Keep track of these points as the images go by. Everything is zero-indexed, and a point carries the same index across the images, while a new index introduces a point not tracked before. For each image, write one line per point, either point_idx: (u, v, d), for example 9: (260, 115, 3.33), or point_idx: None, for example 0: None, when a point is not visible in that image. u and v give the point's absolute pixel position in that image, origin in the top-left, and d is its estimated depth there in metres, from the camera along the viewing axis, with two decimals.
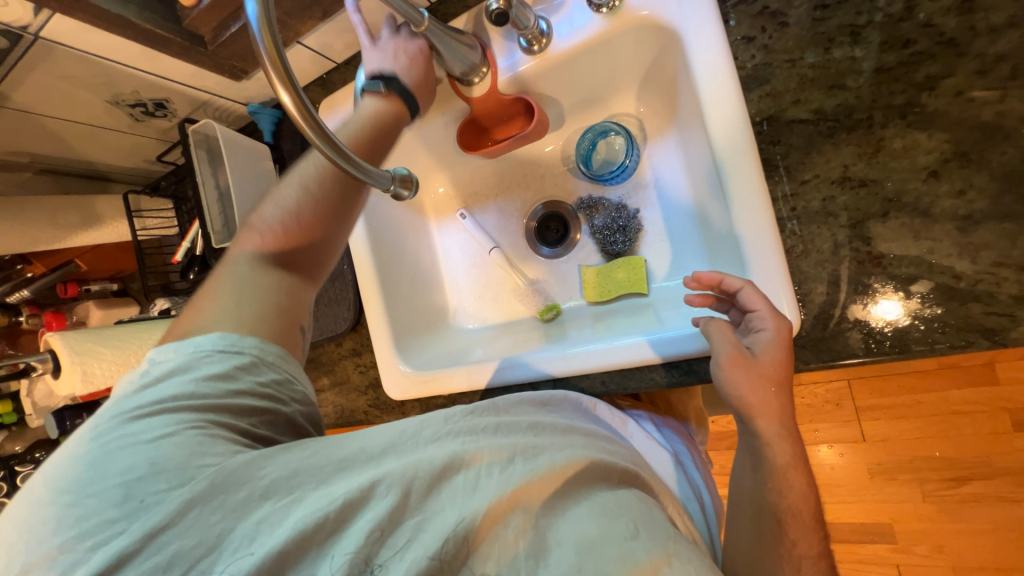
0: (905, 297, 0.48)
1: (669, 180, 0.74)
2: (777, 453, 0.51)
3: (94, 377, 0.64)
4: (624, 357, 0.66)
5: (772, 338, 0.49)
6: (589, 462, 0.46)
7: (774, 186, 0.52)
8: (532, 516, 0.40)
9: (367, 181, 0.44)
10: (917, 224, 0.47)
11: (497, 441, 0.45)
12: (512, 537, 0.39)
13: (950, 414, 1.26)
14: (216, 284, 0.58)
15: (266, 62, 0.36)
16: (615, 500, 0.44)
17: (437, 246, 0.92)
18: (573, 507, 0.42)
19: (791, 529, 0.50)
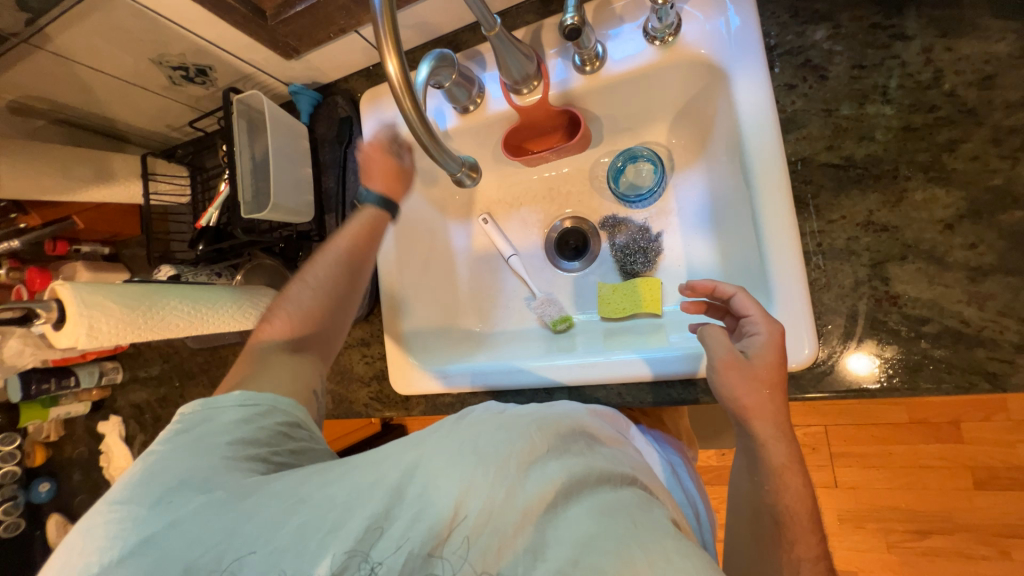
0: (917, 336, 0.51)
1: (692, 210, 0.78)
2: (774, 454, 0.53)
3: (99, 333, 0.62)
4: (618, 373, 0.67)
5: (765, 341, 0.53)
6: (589, 467, 0.45)
7: (803, 222, 0.55)
8: (529, 516, 0.40)
9: (437, 159, 0.48)
10: (931, 270, 0.51)
11: (493, 442, 0.44)
12: (509, 531, 0.39)
13: (918, 467, 1.32)
14: (246, 354, 0.64)
15: (380, 31, 0.40)
16: (615, 497, 0.43)
17: (454, 247, 0.93)
18: (573, 506, 0.42)
19: (790, 532, 0.52)
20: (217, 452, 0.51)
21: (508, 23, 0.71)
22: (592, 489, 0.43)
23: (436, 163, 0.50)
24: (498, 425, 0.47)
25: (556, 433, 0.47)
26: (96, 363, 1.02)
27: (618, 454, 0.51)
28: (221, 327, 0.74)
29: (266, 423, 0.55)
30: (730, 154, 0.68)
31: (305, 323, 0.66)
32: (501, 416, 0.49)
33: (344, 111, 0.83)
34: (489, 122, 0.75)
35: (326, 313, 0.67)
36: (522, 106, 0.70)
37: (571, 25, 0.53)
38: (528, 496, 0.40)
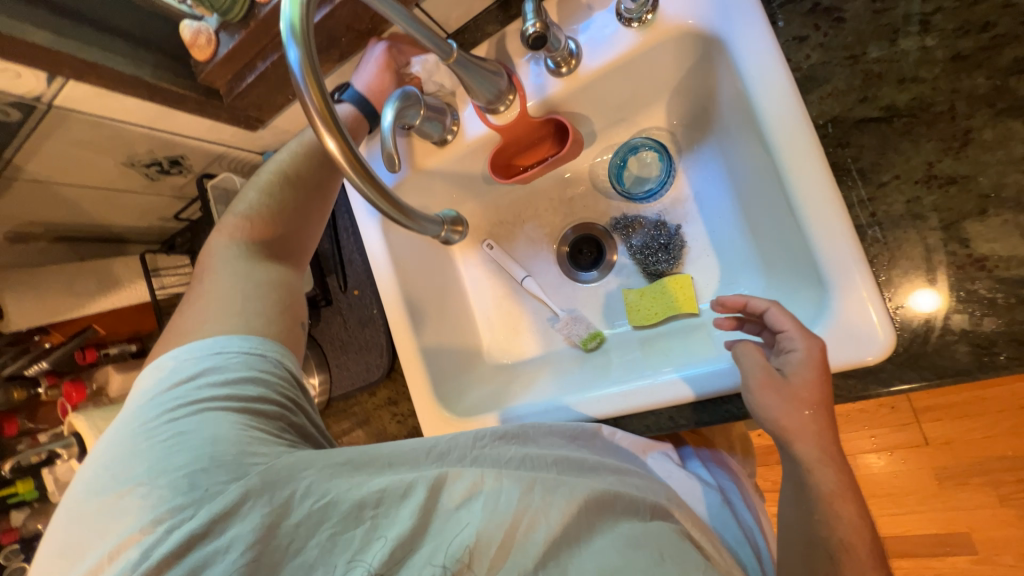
0: (1020, 302, 0.43)
1: (710, 193, 0.70)
2: (821, 481, 0.46)
3: None
4: (637, 403, 0.61)
5: (804, 358, 0.47)
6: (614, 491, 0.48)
7: (849, 191, 0.47)
8: (553, 543, 0.42)
9: (415, 230, 0.47)
10: (1022, 220, 0.42)
11: (523, 474, 0.47)
12: (531, 560, 0.41)
13: (1017, 408, 1.19)
14: (214, 281, 0.59)
15: (311, 110, 0.37)
16: (643, 530, 0.46)
17: (464, 280, 0.89)
18: (599, 538, 0.44)
19: (847, 568, 0.44)
20: (232, 430, 0.46)
21: (469, 39, 0.65)
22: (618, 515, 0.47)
23: (417, 233, 0.49)
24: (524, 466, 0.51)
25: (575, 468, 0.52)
26: None
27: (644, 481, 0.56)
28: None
29: (269, 383, 0.51)
30: (742, 124, 0.60)
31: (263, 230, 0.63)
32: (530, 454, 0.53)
33: None
34: (471, 148, 0.69)
35: (293, 218, 0.65)
36: (501, 125, 0.64)
37: (535, 32, 0.48)
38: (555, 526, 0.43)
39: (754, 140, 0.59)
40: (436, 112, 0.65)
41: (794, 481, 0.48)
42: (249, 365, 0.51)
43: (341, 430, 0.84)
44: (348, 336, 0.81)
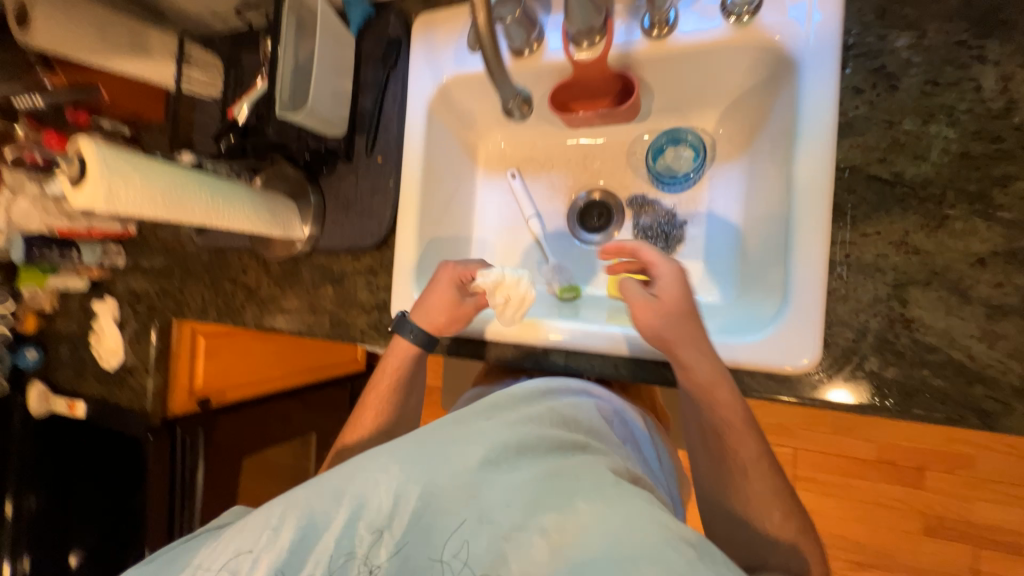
0: (921, 363, 0.52)
1: (724, 204, 0.77)
2: (702, 374, 0.58)
3: (118, 201, 0.57)
4: (591, 343, 0.68)
5: (675, 278, 0.61)
6: (543, 432, 0.53)
7: (836, 231, 0.55)
8: (476, 485, 0.48)
9: (500, 81, 0.54)
10: (951, 300, 0.51)
11: (438, 455, 0.50)
12: (459, 495, 0.48)
13: (875, 504, 1.33)
14: (220, 218, 0.71)
15: None
16: (562, 460, 0.50)
17: (477, 197, 0.94)
18: (517, 469, 0.49)
19: (728, 440, 0.59)
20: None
21: None
22: (531, 458, 0.51)
23: (495, 87, 0.56)
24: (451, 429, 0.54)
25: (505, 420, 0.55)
26: (98, 243, 1.06)
27: (584, 411, 0.60)
28: (238, 224, 0.74)
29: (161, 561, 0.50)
30: (780, 152, 0.67)
31: (388, 417, 0.77)
32: (450, 413, 0.56)
33: (395, 32, 0.81)
34: (541, 69, 0.73)
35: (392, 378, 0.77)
36: (579, 61, 0.67)
37: None
38: (471, 490, 0.48)
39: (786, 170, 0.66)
40: (525, 20, 0.67)
41: (719, 401, 0.58)
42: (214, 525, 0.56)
43: (312, 281, 0.87)
44: (355, 196, 0.83)
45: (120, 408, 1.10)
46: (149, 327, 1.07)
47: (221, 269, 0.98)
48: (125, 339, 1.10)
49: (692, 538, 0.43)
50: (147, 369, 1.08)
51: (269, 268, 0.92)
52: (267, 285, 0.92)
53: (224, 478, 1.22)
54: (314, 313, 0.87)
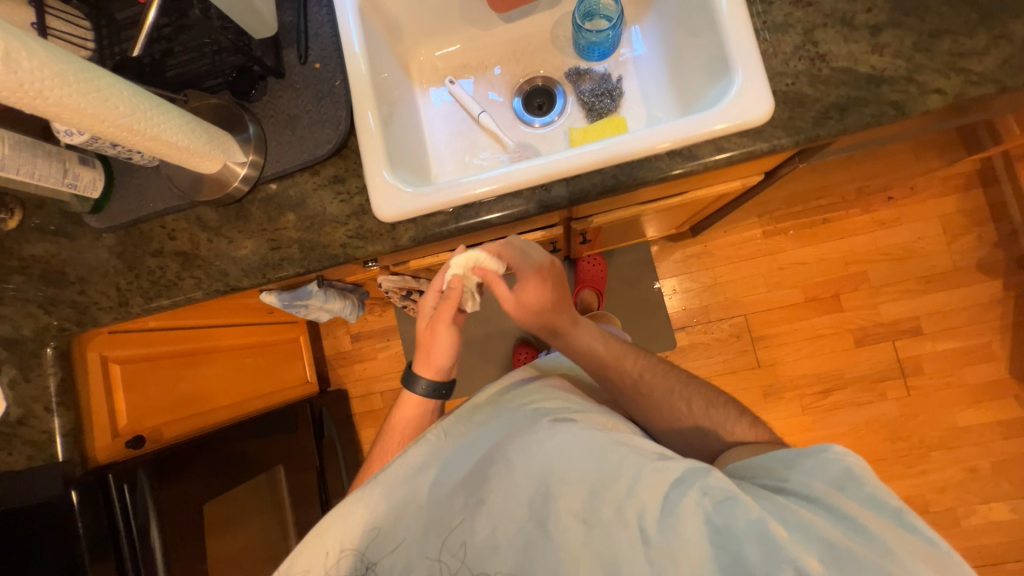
0: (843, 84, 0.64)
1: (645, 53, 0.89)
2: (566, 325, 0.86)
3: (15, 74, 0.45)
4: (586, 159, 0.68)
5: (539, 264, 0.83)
6: (486, 416, 0.71)
7: (750, 6, 0.67)
8: (444, 466, 0.63)
9: None
10: (845, 31, 0.65)
11: (414, 464, 0.64)
12: (437, 479, 0.62)
13: (817, 336, 1.55)
14: (150, 131, 0.60)
15: None
16: (503, 426, 0.67)
17: (420, 111, 0.93)
18: (474, 445, 0.66)
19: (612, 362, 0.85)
20: None
21: None
22: (487, 435, 0.66)
23: None
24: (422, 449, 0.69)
25: (462, 423, 0.71)
26: None
27: (526, 390, 0.76)
28: (157, 140, 0.61)
29: None
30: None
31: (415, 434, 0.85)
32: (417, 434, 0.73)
33: None
34: None
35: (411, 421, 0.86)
36: None
37: None
38: (446, 476, 0.62)
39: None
40: None
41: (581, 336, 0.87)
42: None
43: (267, 216, 0.77)
44: (298, 108, 0.77)
45: (15, 475, 0.83)
46: (40, 353, 0.85)
47: (137, 246, 0.81)
48: (5, 385, 0.84)
49: (620, 438, 0.61)
50: (48, 407, 0.84)
51: (205, 221, 0.79)
52: (207, 240, 0.79)
53: (187, 531, 0.97)
54: (277, 248, 0.77)
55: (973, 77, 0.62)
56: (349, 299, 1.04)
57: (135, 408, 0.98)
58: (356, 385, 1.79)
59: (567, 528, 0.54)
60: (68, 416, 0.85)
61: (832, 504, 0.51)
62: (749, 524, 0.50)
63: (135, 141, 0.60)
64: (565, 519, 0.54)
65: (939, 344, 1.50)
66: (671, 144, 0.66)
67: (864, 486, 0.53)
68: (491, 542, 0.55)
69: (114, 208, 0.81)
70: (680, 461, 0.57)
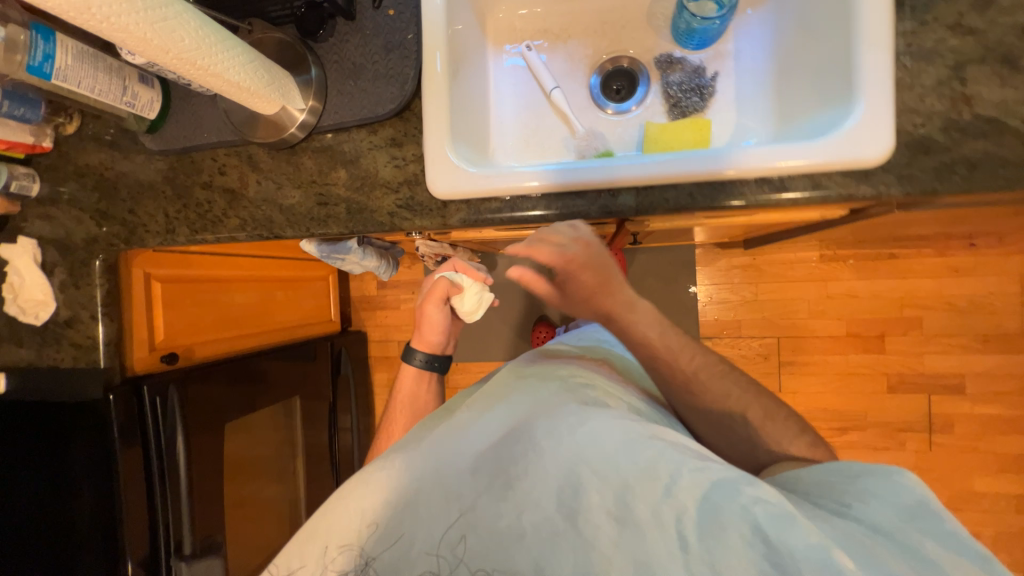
0: (983, 136, 0.55)
1: (750, 51, 0.78)
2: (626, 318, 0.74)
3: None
4: (664, 171, 0.62)
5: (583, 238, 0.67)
6: (515, 402, 0.70)
7: (898, 22, 0.57)
8: (473, 446, 0.62)
9: None
10: (1004, 72, 0.55)
11: (438, 446, 0.63)
12: (466, 459, 0.61)
13: (848, 374, 1.49)
14: (211, 69, 0.57)
15: None
16: (531, 411, 0.66)
17: (489, 75, 0.87)
18: (501, 429, 0.64)
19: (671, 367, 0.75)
20: None
21: None
22: (511, 417, 0.66)
23: None
24: (449, 427, 0.68)
25: (491, 406, 0.70)
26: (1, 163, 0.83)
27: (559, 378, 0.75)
28: (219, 76, 0.58)
29: None
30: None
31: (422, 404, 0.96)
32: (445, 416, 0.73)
33: None
34: None
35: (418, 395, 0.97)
36: None
37: None
38: (467, 456, 0.61)
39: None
40: None
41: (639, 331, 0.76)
42: None
43: (318, 168, 0.75)
44: (365, 58, 0.71)
45: (61, 371, 0.88)
46: (90, 263, 0.86)
47: (188, 175, 0.80)
48: (57, 286, 0.88)
49: (653, 435, 0.59)
50: (92, 315, 0.86)
51: (256, 161, 0.77)
52: (257, 181, 0.77)
53: (210, 446, 1.04)
54: (324, 204, 0.74)
55: None
56: (385, 257, 1.03)
57: (171, 325, 1.03)
58: (375, 329, 1.83)
59: (599, 526, 0.52)
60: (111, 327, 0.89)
61: (892, 531, 0.49)
62: (806, 545, 0.46)
63: (193, 77, 0.57)
64: (592, 512, 0.53)
65: (978, 408, 1.42)
66: (764, 172, 0.60)
67: (920, 514, 0.51)
68: (518, 529, 0.53)
69: (169, 130, 0.79)
70: (719, 467, 0.54)
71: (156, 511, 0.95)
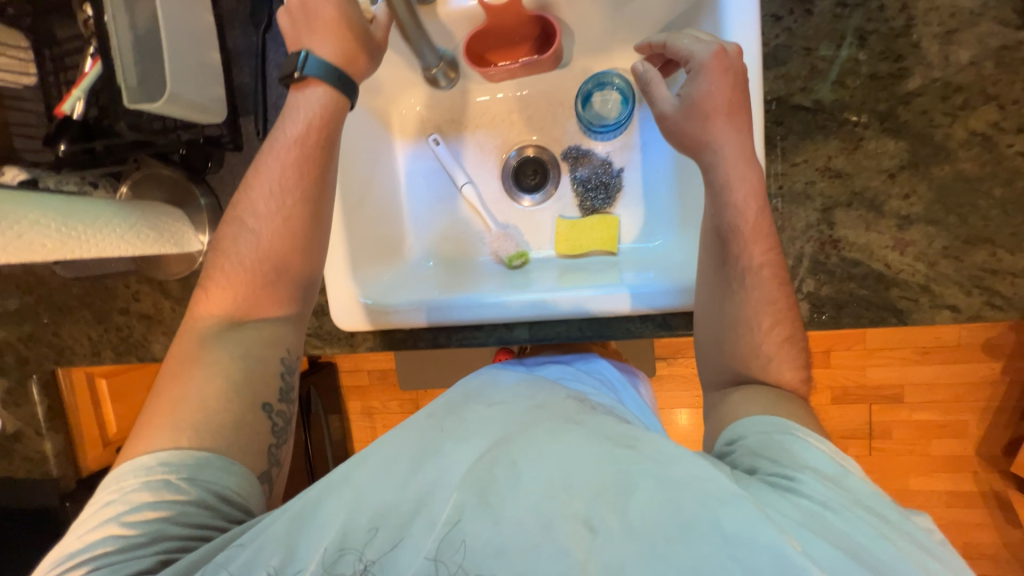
0: (848, 278, 0.57)
1: (655, 145, 0.78)
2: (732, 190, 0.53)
3: None
4: (545, 311, 0.69)
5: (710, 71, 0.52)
6: (469, 404, 0.54)
7: (770, 163, 0.57)
8: (421, 459, 0.46)
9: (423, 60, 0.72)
10: (869, 216, 0.55)
11: (384, 459, 0.47)
12: (413, 481, 0.44)
13: None
14: (81, 245, 0.56)
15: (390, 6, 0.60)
16: (484, 419, 0.49)
17: (399, 169, 0.85)
18: (451, 437, 0.47)
19: (757, 292, 0.54)
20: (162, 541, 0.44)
21: None
22: (478, 429, 0.48)
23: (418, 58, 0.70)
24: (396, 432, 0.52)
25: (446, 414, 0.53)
26: None
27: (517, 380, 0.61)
28: (106, 251, 0.59)
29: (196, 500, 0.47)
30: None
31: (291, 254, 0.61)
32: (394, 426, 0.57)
33: None
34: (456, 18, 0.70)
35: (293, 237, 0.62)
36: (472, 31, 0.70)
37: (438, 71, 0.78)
38: (421, 476, 0.44)
39: None
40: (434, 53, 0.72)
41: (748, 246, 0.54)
42: (183, 476, 0.48)
43: None
44: None
45: (17, 481, 0.93)
46: (25, 385, 0.88)
47: (104, 301, 0.81)
48: None
49: (632, 444, 0.43)
50: (38, 431, 0.90)
51: (167, 289, 0.78)
52: (171, 308, 0.78)
53: None
54: None
55: (996, 299, 0.54)
56: None
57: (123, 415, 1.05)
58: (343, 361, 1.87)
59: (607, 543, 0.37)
60: (58, 439, 0.92)
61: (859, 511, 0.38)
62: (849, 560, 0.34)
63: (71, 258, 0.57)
64: (571, 525, 0.38)
65: (916, 414, 1.50)
66: (629, 310, 0.67)
67: (858, 476, 0.42)
68: (493, 546, 0.38)
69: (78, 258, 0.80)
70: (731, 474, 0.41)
71: None
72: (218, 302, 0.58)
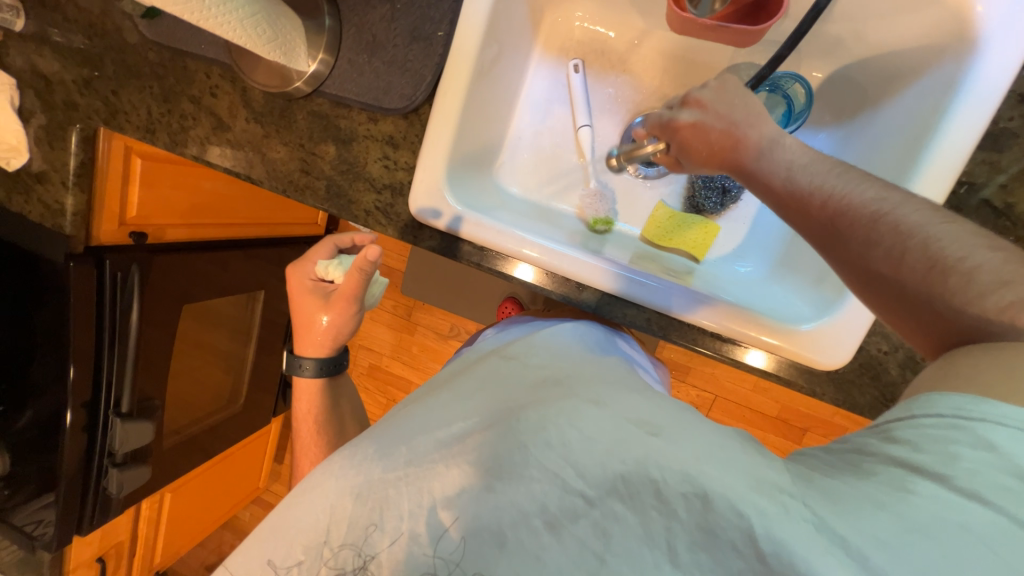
0: None
1: None
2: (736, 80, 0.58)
3: None
4: (615, 286, 0.65)
5: None
6: (497, 376, 0.54)
7: None
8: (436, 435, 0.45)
9: None
10: None
11: (383, 435, 0.47)
12: (425, 451, 0.43)
13: None
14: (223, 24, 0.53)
15: None
16: (502, 396, 0.50)
17: (526, 79, 0.78)
18: (466, 405, 0.49)
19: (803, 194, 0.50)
20: None
21: None
22: (498, 398, 0.49)
23: None
24: (422, 403, 0.52)
25: (469, 382, 0.54)
26: None
27: (545, 351, 0.59)
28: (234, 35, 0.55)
29: None
30: (900, 138, 0.60)
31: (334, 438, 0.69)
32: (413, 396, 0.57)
33: None
34: None
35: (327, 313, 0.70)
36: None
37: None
38: (434, 445, 0.44)
39: (903, 148, 0.59)
40: None
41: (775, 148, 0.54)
42: None
43: (308, 133, 0.70)
44: (386, 37, 0.66)
45: (30, 221, 0.90)
46: (66, 129, 0.83)
47: (179, 82, 0.75)
48: (30, 138, 0.85)
49: (647, 423, 0.41)
50: (64, 182, 0.86)
51: (249, 99, 0.72)
52: (245, 121, 0.73)
53: (163, 323, 1.05)
54: (307, 173, 0.72)
55: None
56: None
57: (146, 204, 1.01)
58: None
59: (617, 512, 0.37)
60: (80, 198, 0.88)
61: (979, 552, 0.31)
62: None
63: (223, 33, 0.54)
64: (579, 526, 0.37)
65: None
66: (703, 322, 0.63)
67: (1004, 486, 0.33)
68: (492, 533, 0.38)
69: (167, 24, 0.73)
70: (783, 473, 0.36)
71: (101, 378, 0.99)
72: (305, 398, 0.70)
